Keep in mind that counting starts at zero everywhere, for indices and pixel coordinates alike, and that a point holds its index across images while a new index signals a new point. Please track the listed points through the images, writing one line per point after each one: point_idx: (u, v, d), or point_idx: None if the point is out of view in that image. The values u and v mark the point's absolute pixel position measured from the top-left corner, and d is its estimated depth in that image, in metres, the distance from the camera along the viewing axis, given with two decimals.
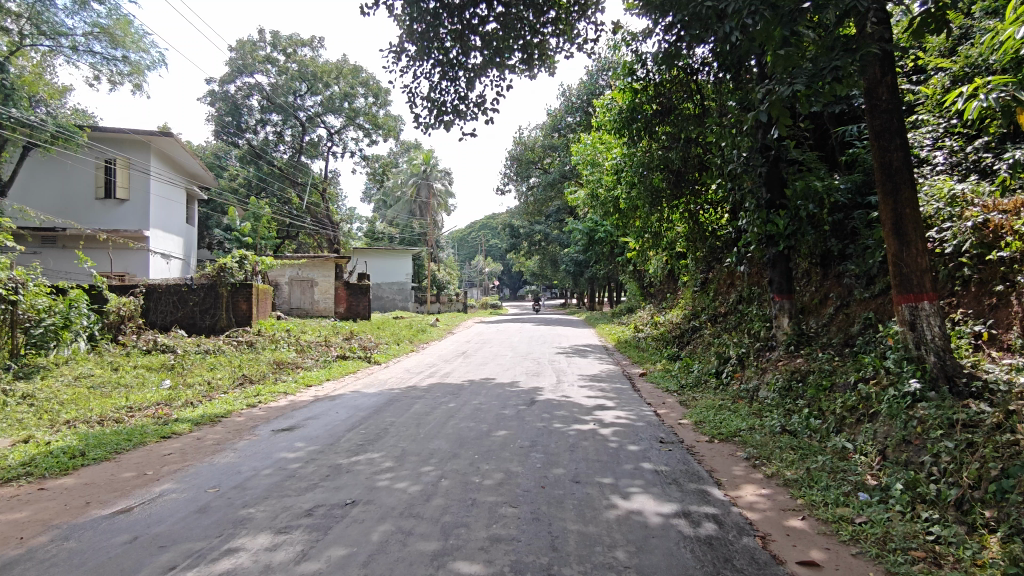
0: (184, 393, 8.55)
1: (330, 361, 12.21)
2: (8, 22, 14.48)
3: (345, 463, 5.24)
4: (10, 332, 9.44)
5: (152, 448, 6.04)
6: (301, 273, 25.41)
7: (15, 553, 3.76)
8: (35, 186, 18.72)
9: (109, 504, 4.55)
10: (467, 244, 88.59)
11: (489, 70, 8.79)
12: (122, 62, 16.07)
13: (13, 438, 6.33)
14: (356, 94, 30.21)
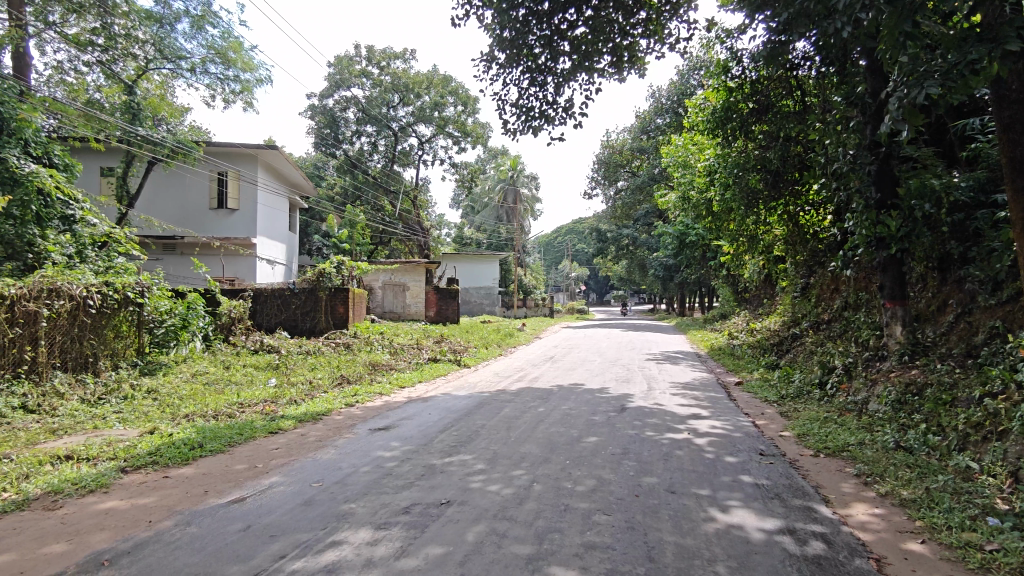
0: (288, 391, 9.03)
1: (421, 363, 12.53)
2: (135, 49, 15.80)
3: (439, 464, 5.36)
4: (138, 331, 10.31)
5: (261, 442, 6.41)
6: (394, 278, 26.30)
7: (145, 536, 4.09)
8: (157, 198, 20.37)
9: (224, 493, 4.86)
10: (554, 249, 88.72)
11: (578, 74, 8.78)
12: (235, 81, 17.22)
13: (140, 429, 6.91)
14: (447, 103, 30.97)
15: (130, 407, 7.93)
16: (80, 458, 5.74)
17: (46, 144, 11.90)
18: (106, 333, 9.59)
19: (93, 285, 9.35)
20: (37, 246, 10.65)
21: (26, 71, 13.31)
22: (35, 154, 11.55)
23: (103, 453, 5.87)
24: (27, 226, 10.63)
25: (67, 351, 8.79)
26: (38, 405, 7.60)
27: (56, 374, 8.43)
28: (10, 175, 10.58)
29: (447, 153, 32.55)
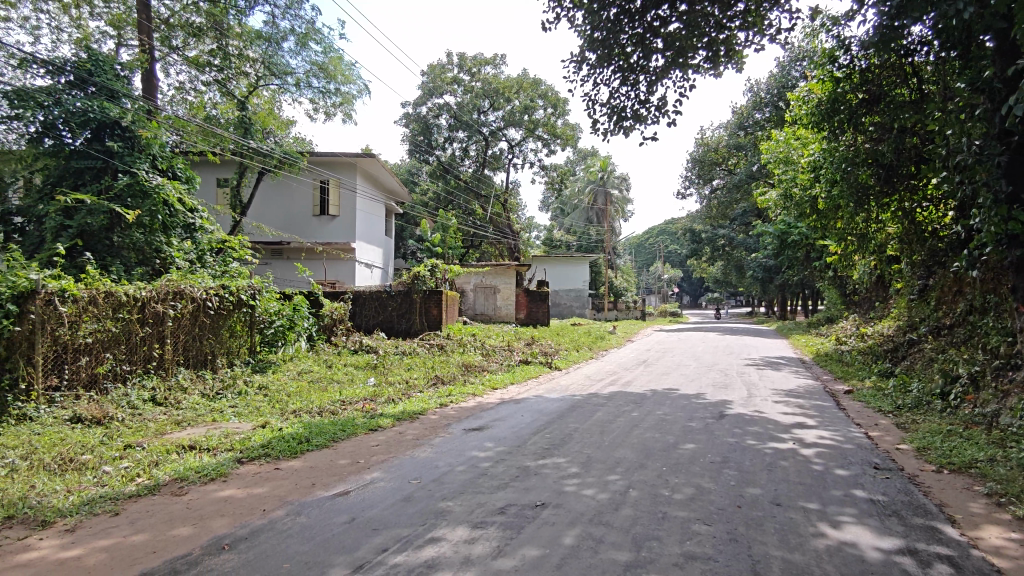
0: (386, 390, 9.37)
1: (514, 365, 12.63)
2: (246, 67, 16.97)
3: (533, 466, 5.38)
4: (250, 331, 11.03)
5: (362, 439, 6.68)
6: (485, 280, 26.72)
7: (260, 523, 4.36)
8: (266, 206, 21.68)
9: (331, 487, 5.10)
10: (645, 251, 87.21)
11: (672, 71, 8.59)
12: (335, 94, 18.09)
13: (253, 423, 7.39)
14: (536, 106, 31.15)
15: (244, 402, 8.50)
16: (202, 448, 6.20)
17: (171, 158, 12.85)
18: (223, 333, 10.31)
19: (212, 288, 10.08)
20: (164, 252, 11.65)
21: (154, 91, 14.52)
22: (160, 167, 12.50)
23: (222, 444, 6.30)
24: (155, 234, 11.59)
25: (189, 349, 9.51)
26: (165, 398, 8.29)
27: (180, 370, 9.15)
28: (140, 187, 11.51)
29: (536, 156, 32.76)
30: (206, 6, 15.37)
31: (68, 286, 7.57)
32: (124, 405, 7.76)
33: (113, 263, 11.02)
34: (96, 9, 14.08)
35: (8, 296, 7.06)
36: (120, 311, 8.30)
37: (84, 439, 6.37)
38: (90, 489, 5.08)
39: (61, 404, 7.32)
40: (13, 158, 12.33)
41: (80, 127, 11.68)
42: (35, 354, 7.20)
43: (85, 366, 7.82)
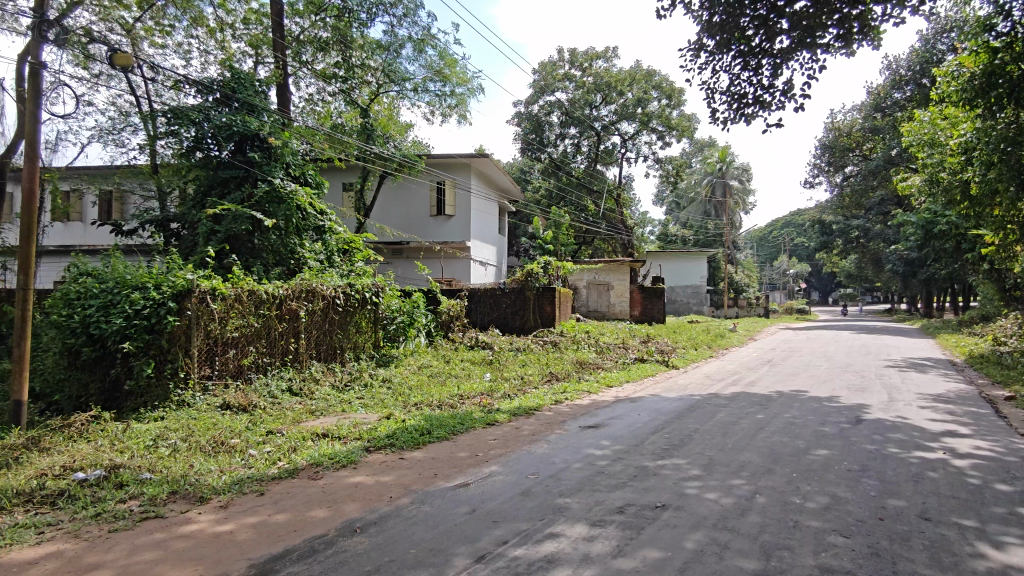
0: (502, 386, 9.54)
1: (629, 363, 12.42)
2: (369, 76, 17.83)
3: (653, 466, 5.26)
4: (375, 327, 11.66)
5: (481, 433, 6.85)
6: (598, 277, 26.51)
7: (387, 509, 4.59)
8: (387, 208, 22.72)
9: (452, 478, 5.27)
10: (767, 244, 82.80)
11: (799, 53, 8.08)
12: (451, 96, 18.62)
13: (379, 414, 7.79)
14: (651, 98, 30.41)
15: (370, 394, 8.99)
16: (334, 436, 6.62)
17: (303, 165, 13.74)
18: (350, 328, 10.95)
19: (340, 286, 10.73)
20: (298, 253, 12.53)
21: (288, 104, 15.64)
22: (294, 174, 13.43)
23: (351, 433, 6.70)
24: (289, 237, 12.49)
25: (321, 343, 10.19)
26: (300, 388, 8.94)
27: (313, 363, 9.82)
28: (277, 194, 12.44)
29: (651, 148, 32.02)
30: (332, 21, 16.56)
31: (218, 286, 8.30)
32: (265, 394, 8.45)
33: (254, 263, 11.99)
34: (237, 31, 15.41)
35: (168, 294, 7.86)
36: (261, 308, 9.02)
37: (232, 425, 7.00)
38: (239, 469, 5.57)
39: (213, 391, 8.08)
40: (171, 170, 13.70)
41: (225, 141, 12.75)
42: (191, 346, 7.98)
43: (233, 357, 8.57)
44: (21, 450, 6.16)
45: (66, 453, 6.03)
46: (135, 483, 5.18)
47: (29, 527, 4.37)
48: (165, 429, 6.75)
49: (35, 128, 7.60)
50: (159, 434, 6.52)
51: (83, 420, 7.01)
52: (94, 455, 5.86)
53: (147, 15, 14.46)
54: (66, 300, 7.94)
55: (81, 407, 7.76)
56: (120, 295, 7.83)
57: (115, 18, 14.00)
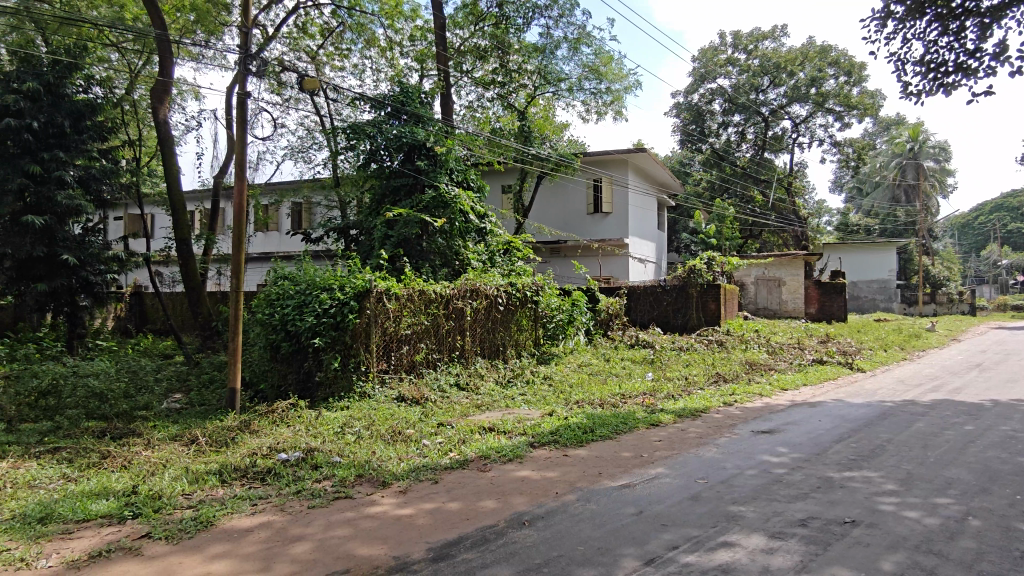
0: (666, 386, 9.29)
1: (805, 365, 11.51)
2: (524, 80, 18.20)
3: (838, 478, 4.82)
4: (536, 325, 11.93)
5: (644, 433, 6.71)
6: (769, 272, 24.91)
7: (554, 505, 4.65)
8: (545, 207, 23.05)
9: (616, 477, 5.21)
10: (972, 232, 72.65)
11: (1013, 9, 7.03)
12: (607, 93, 18.50)
13: (542, 411, 7.94)
14: (826, 76, 28.01)
15: (532, 390, 9.18)
16: (500, 430, 6.83)
17: (465, 170, 14.33)
18: (512, 326, 11.28)
19: (502, 285, 11.08)
20: (462, 254, 13.13)
21: (451, 112, 16.48)
22: (458, 180, 14.05)
23: (516, 428, 6.88)
24: (454, 239, 13.13)
25: (486, 340, 10.64)
26: (467, 383, 9.38)
27: (478, 359, 10.26)
28: (442, 199, 13.10)
29: (827, 131, 29.50)
30: (491, 30, 17.30)
31: (392, 286, 8.91)
32: (436, 388, 8.96)
33: (423, 265, 12.73)
34: (405, 48, 16.52)
35: (351, 294, 8.58)
36: (430, 307, 9.58)
37: (407, 416, 7.51)
38: (415, 458, 5.96)
39: (390, 384, 8.71)
40: (351, 181, 14.98)
41: (396, 151, 13.68)
42: (371, 342, 8.66)
43: (406, 353, 9.19)
44: (237, 431, 7.07)
45: (271, 435, 6.82)
46: (328, 466, 5.73)
47: (245, 498, 5.00)
48: (350, 418, 7.40)
49: (243, 150, 8.70)
50: (346, 422, 7.16)
51: (283, 408, 7.89)
52: (293, 439, 6.57)
53: (328, 41, 16.01)
54: (269, 300, 9.01)
55: (282, 394, 8.75)
56: (311, 296, 8.69)
57: (302, 47, 15.63)
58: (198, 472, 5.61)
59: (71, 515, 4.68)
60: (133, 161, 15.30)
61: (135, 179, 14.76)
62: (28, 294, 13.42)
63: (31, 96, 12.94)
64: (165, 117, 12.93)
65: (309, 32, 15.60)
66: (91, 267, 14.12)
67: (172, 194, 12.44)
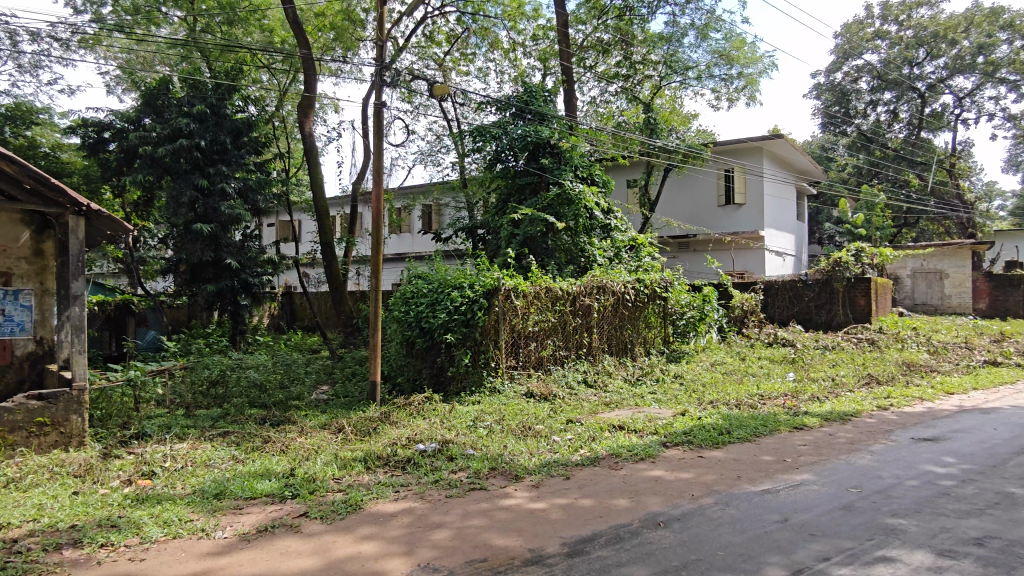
0: (810, 387, 8.69)
1: (974, 366, 10.34)
2: (650, 71, 17.85)
3: (1021, 494, 4.27)
4: (665, 322, 11.66)
5: (787, 437, 6.33)
6: (927, 264, 22.62)
7: (690, 507, 4.51)
8: (673, 200, 22.41)
9: (757, 482, 4.96)
10: None
11: None
12: (739, 79, 17.64)
13: (674, 410, 7.71)
14: (996, 42, 24.87)
15: (663, 389, 8.96)
16: (631, 429, 6.73)
17: (590, 166, 14.22)
18: (640, 322, 11.10)
19: (630, 281, 10.92)
20: (588, 251, 13.11)
21: (574, 108, 16.45)
22: (582, 176, 13.96)
23: (648, 427, 6.74)
24: (579, 235, 13.12)
25: (613, 337, 10.54)
26: (595, 380, 9.35)
27: (606, 356, 10.20)
28: (567, 196, 13.08)
29: (998, 104, 26.19)
30: (614, 23, 17.08)
31: (519, 283, 9.04)
32: (564, 385, 9.01)
33: (549, 263, 12.82)
34: (528, 48, 16.72)
35: (480, 292, 8.78)
36: (557, 304, 9.62)
37: (537, 411, 7.60)
38: (546, 453, 6.01)
39: (519, 380, 8.87)
40: (477, 182, 15.37)
41: (521, 150, 13.83)
42: (500, 339, 8.85)
43: (534, 350, 9.31)
44: (378, 421, 7.52)
45: (409, 427, 7.18)
46: (463, 458, 5.93)
47: (389, 485, 5.29)
48: (482, 412, 7.61)
49: (380, 156, 9.21)
50: (478, 416, 7.37)
51: (419, 400, 8.28)
52: (430, 430, 6.86)
53: (454, 48, 16.56)
54: (405, 298, 9.46)
55: (418, 387, 9.19)
56: (443, 295, 9.00)
57: (430, 55, 16.29)
58: (346, 458, 6.03)
59: (241, 492, 5.20)
60: (283, 172, 16.75)
61: (285, 189, 16.11)
62: (200, 294, 15.10)
63: (199, 118, 14.34)
64: (311, 130, 14.00)
65: (436, 40, 16.21)
66: (251, 269, 15.64)
67: (316, 200, 13.41)
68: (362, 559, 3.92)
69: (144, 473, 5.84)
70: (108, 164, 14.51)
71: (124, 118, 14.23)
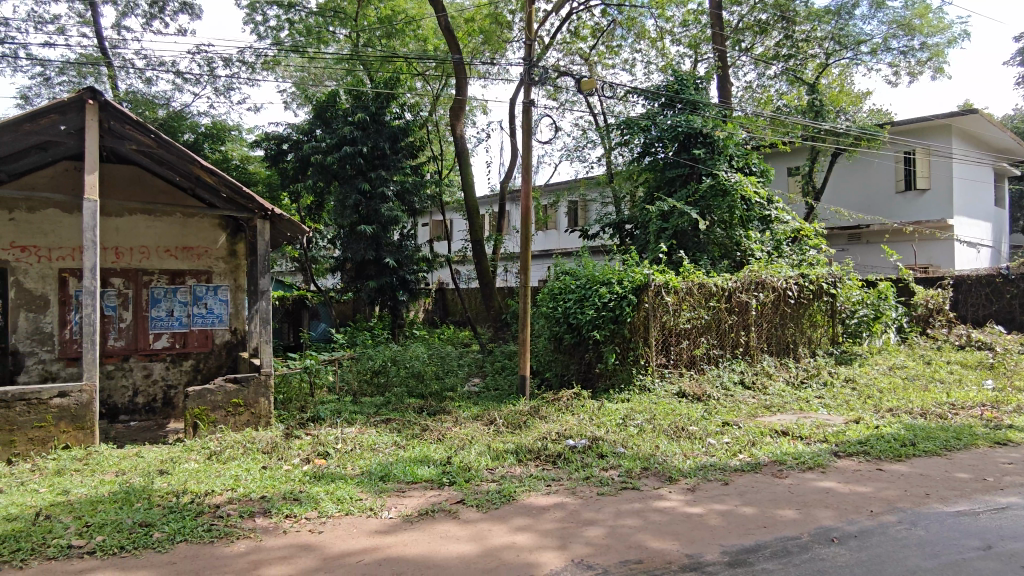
0: (1014, 397, 7.58)
1: None
2: (815, 49, 16.53)
3: None
4: (832, 322, 10.78)
5: (988, 453, 5.55)
6: None
7: (869, 524, 4.10)
8: (844, 187, 20.59)
9: (951, 502, 4.40)
10: None
11: None
12: (922, 50, 15.80)
13: (846, 417, 7.06)
14: None
15: (831, 394, 8.25)
16: (795, 435, 6.26)
17: (747, 155, 13.44)
18: (804, 321, 10.35)
19: (793, 276, 10.16)
20: (744, 245, 12.48)
21: (728, 94, 15.65)
22: (738, 166, 13.21)
23: (815, 435, 6.22)
24: (735, 229, 12.52)
25: (774, 336, 9.91)
26: (753, 382, 8.84)
27: (765, 357, 9.62)
28: (721, 187, 12.39)
29: None
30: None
31: (670, 279, 8.74)
32: (719, 385, 8.60)
33: (701, 257, 12.35)
34: (677, 35, 16.16)
35: (629, 288, 8.59)
36: (711, 300, 9.19)
37: (691, 412, 7.31)
38: (702, 456, 5.76)
39: (670, 379, 8.60)
40: (625, 176, 15.11)
41: (671, 142, 13.34)
42: (649, 336, 8.63)
43: (686, 348, 8.97)
44: (528, 415, 7.66)
45: (558, 422, 7.23)
46: (613, 456, 5.85)
47: (540, 478, 5.36)
48: (632, 410, 7.47)
49: (528, 153, 9.36)
50: (628, 414, 7.24)
51: (568, 396, 8.32)
52: (580, 426, 6.86)
53: (600, 41, 16.41)
54: (553, 294, 9.54)
55: (566, 383, 9.24)
56: (591, 291, 8.91)
57: (576, 50, 16.27)
58: (498, 449, 6.19)
59: (404, 476, 5.53)
60: (436, 174, 17.59)
61: (438, 189, 16.89)
62: (363, 290, 16.28)
63: (361, 126, 15.45)
64: (461, 132, 14.56)
65: (582, 35, 16.16)
66: (407, 267, 16.64)
67: (467, 199, 13.90)
68: (517, 549, 3.99)
69: (320, 453, 6.40)
70: (286, 173, 16.11)
71: (299, 131, 15.73)
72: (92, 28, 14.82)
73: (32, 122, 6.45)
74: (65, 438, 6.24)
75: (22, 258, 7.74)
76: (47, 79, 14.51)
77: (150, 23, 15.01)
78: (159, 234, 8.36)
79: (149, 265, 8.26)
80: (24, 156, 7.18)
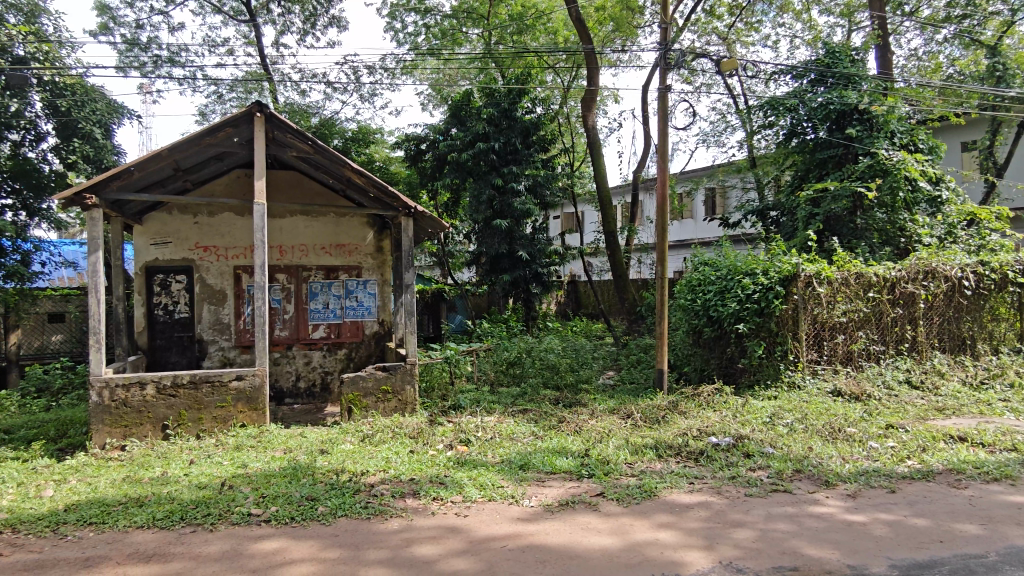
0: None
1: None
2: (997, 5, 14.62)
3: None
4: (1019, 315, 9.55)
5: None
6: None
7: None
8: None
9: None
10: None
11: None
12: None
13: None
14: None
15: (1019, 397, 7.30)
16: (975, 442, 5.61)
17: (912, 131, 12.16)
18: (984, 314, 9.23)
19: (970, 264, 9.06)
20: (909, 230, 11.36)
21: (889, 65, 14.24)
22: (902, 142, 11.98)
23: (1001, 442, 5.55)
24: (898, 212, 11.36)
25: (946, 332, 8.94)
26: (921, 382, 8.04)
27: (935, 354, 8.69)
28: (881, 166, 11.23)
29: None
30: None
31: (823, 269, 8.11)
32: (880, 384, 7.89)
33: (858, 245, 11.38)
34: (827, 5, 14.96)
35: (776, 278, 8.09)
36: (870, 291, 8.44)
37: (848, 412, 6.77)
38: (864, 460, 5.31)
39: (823, 376, 8.02)
40: (769, 160, 14.23)
41: (822, 121, 12.37)
42: (799, 330, 8.09)
43: (842, 344, 8.33)
44: (666, 410, 7.46)
45: (699, 418, 6.99)
46: (761, 455, 5.56)
47: (682, 475, 5.21)
48: (780, 408, 7.05)
49: (665, 140, 9.12)
50: (776, 412, 6.85)
51: (709, 391, 8.02)
52: (723, 423, 6.57)
53: (739, 18, 15.57)
54: (692, 286, 9.21)
55: (706, 378, 8.89)
56: (733, 282, 8.49)
57: (712, 30, 15.57)
58: (637, 444, 6.09)
59: (543, 466, 5.61)
60: (567, 166, 17.61)
61: (569, 182, 16.90)
62: (498, 284, 16.67)
63: (494, 122, 15.81)
64: (593, 122, 14.43)
65: (718, 13, 15.42)
66: (540, 260, 16.82)
67: (600, 191, 13.78)
68: (662, 546, 3.92)
69: (462, 440, 6.65)
70: (425, 171, 16.84)
71: (436, 131, 16.38)
72: (255, 47, 16.32)
73: (211, 135, 7.22)
74: (242, 418, 6.96)
75: (204, 257, 8.75)
76: (220, 96, 16.23)
77: (303, 38, 16.27)
78: (316, 233, 9.09)
79: (308, 261, 9.02)
80: (204, 166, 8.08)
